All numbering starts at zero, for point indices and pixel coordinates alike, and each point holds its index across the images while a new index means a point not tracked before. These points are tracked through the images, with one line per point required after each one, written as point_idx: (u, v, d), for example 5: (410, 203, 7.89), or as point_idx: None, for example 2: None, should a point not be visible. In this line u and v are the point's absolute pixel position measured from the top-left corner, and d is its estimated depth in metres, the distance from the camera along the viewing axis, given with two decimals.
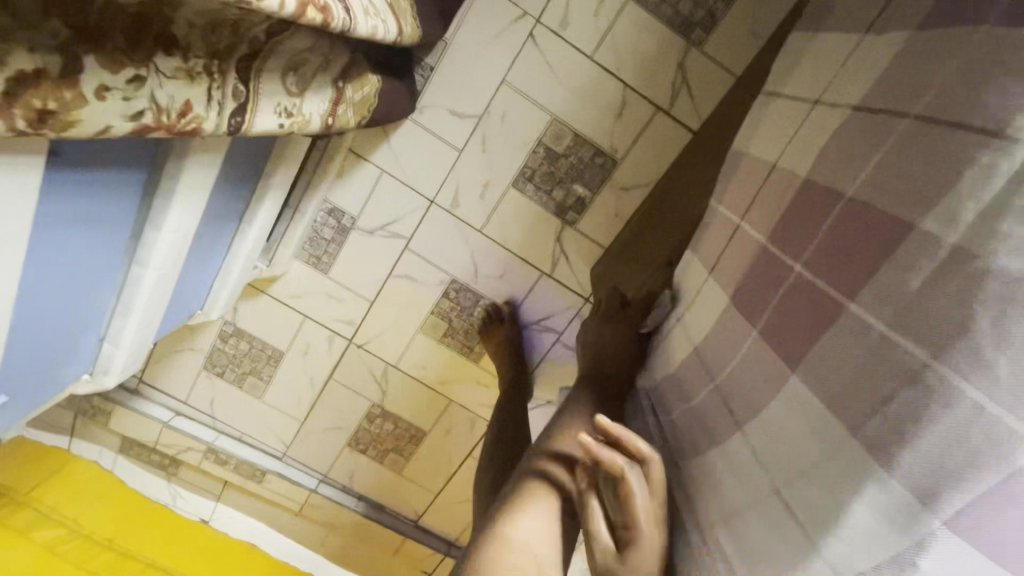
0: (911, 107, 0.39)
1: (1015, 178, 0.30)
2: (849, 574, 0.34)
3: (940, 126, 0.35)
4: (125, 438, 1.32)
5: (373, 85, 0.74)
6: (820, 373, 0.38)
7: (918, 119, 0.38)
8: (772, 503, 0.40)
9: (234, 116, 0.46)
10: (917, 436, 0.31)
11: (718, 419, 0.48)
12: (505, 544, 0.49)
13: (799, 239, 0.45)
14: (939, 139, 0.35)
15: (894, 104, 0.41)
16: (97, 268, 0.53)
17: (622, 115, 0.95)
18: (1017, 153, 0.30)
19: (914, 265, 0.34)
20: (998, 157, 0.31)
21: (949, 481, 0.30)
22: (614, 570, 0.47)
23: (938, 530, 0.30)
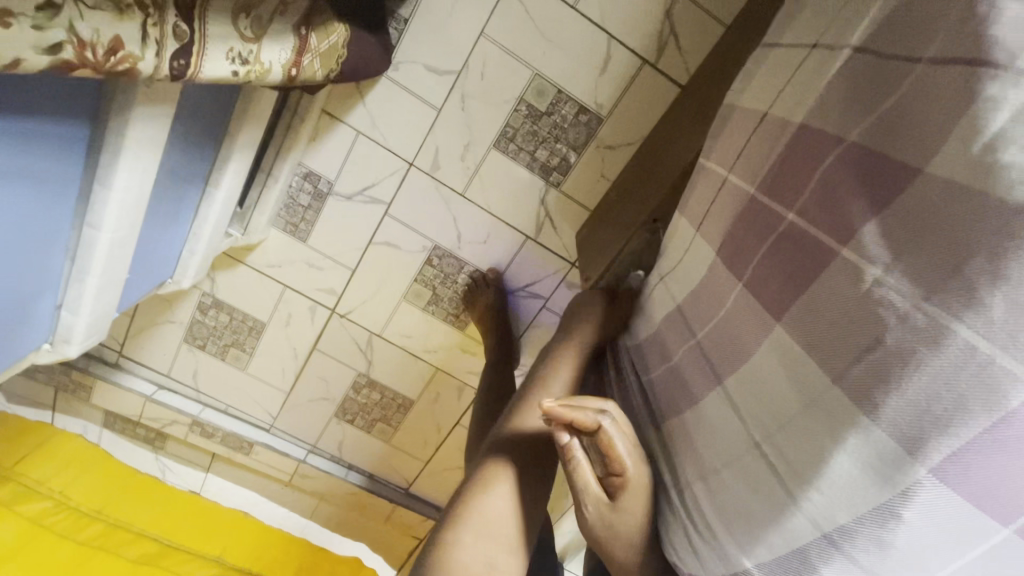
0: (923, 52, 0.34)
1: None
2: (830, 527, 0.33)
3: (958, 66, 0.31)
4: (107, 413, 1.30)
5: (340, 34, 0.69)
6: (805, 324, 0.36)
7: (933, 63, 0.33)
8: (749, 457, 0.38)
9: (177, 59, 0.43)
10: (904, 380, 0.29)
11: (696, 375, 0.45)
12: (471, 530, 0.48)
13: (791, 185, 0.40)
14: (952, 79, 0.31)
15: (905, 47, 0.35)
16: (41, 230, 0.50)
17: (607, 70, 0.91)
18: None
19: (906, 208, 0.31)
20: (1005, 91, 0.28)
21: (935, 427, 0.28)
22: (610, 518, 0.47)
23: (923, 479, 0.29)
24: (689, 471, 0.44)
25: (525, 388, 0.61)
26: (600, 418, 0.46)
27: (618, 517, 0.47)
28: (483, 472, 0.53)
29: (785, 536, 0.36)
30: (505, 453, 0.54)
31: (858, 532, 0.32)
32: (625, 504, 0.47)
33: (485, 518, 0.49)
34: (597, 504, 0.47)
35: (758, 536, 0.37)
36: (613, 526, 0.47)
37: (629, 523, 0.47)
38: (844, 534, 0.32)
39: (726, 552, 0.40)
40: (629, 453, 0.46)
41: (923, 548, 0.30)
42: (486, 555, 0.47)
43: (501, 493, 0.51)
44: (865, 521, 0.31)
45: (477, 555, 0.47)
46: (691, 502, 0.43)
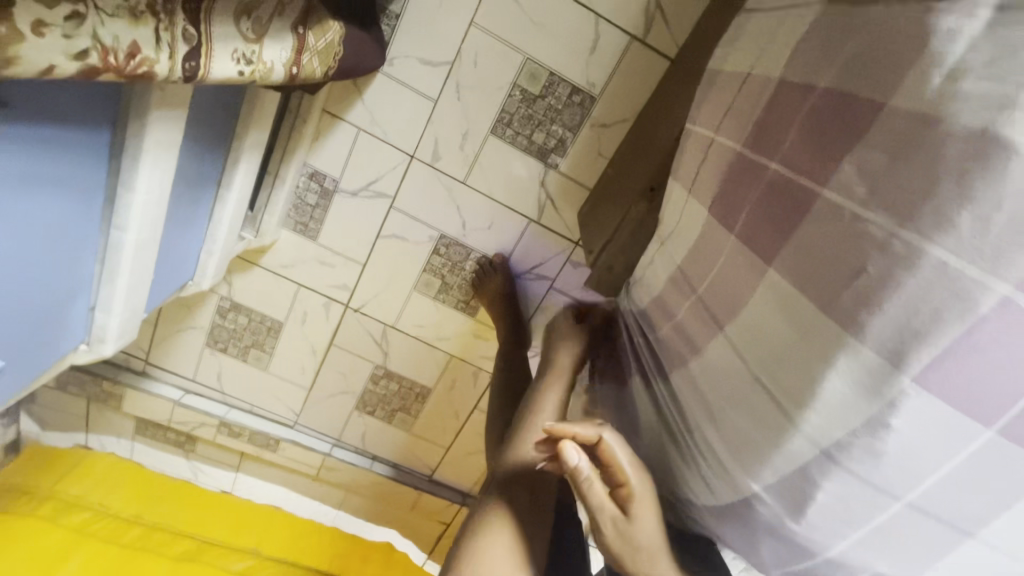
0: None
1: (984, 37, 0.28)
2: (828, 446, 0.31)
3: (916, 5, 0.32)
4: (138, 420, 1.33)
5: (336, 32, 0.72)
6: (795, 261, 0.35)
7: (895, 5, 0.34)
8: (750, 390, 0.36)
9: (188, 60, 0.46)
10: (886, 299, 0.29)
11: (698, 329, 0.44)
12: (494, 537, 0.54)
13: (772, 135, 0.42)
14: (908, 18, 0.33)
15: None
16: (72, 234, 0.53)
17: (596, 50, 0.93)
18: (981, 16, 0.29)
19: (860, 135, 0.34)
20: (962, 22, 0.29)
21: (913, 337, 0.28)
22: (626, 530, 0.46)
23: (907, 388, 0.28)
24: (677, 410, 0.45)
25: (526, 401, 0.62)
26: (600, 430, 0.47)
27: (633, 529, 0.46)
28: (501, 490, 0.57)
29: (785, 460, 0.33)
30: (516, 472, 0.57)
31: (853, 446, 0.30)
32: (638, 515, 0.46)
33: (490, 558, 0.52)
34: (613, 519, 0.46)
35: (761, 460, 0.35)
36: (631, 539, 0.46)
37: (647, 532, 0.45)
38: (841, 450, 0.31)
39: (731, 482, 0.38)
40: (630, 462, 0.46)
41: (911, 460, 0.30)
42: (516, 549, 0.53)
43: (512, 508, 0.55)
44: (858, 434, 0.30)
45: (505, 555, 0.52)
46: (686, 442, 0.43)
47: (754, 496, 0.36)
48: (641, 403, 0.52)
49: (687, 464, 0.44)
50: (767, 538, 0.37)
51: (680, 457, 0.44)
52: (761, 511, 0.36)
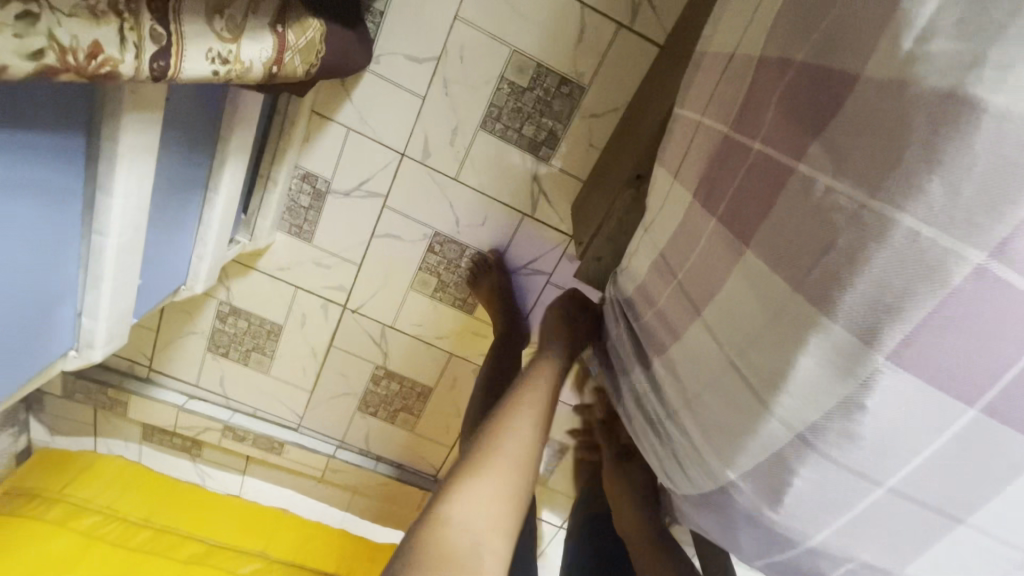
0: None
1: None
2: (801, 429, 0.29)
3: None
4: (145, 426, 1.34)
5: (316, 29, 0.71)
6: (771, 240, 0.34)
7: None
8: (725, 375, 0.34)
9: (156, 60, 0.45)
10: (857, 273, 0.27)
11: (677, 314, 0.43)
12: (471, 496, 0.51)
13: (754, 115, 0.41)
14: None
15: None
16: (50, 239, 0.53)
17: (583, 39, 0.92)
18: None
19: (834, 107, 0.32)
20: None
21: (886, 313, 0.26)
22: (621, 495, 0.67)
23: (881, 366, 0.27)
24: (656, 398, 0.43)
25: (512, 391, 0.64)
26: None
27: None
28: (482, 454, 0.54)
29: (759, 446, 0.32)
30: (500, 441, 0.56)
31: (828, 429, 0.29)
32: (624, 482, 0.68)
33: (481, 502, 0.50)
34: None
35: (736, 447, 0.33)
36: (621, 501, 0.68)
37: None
38: (816, 434, 0.29)
39: (708, 470, 0.36)
40: None
41: (890, 444, 0.28)
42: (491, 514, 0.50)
43: (493, 473, 0.53)
44: (834, 417, 0.28)
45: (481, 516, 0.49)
46: (664, 431, 0.42)
47: (730, 484, 0.34)
48: (625, 394, 0.50)
49: (666, 453, 0.42)
50: (747, 526, 0.35)
51: (659, 447, 0.43)
52: (740, 499, 0.34)
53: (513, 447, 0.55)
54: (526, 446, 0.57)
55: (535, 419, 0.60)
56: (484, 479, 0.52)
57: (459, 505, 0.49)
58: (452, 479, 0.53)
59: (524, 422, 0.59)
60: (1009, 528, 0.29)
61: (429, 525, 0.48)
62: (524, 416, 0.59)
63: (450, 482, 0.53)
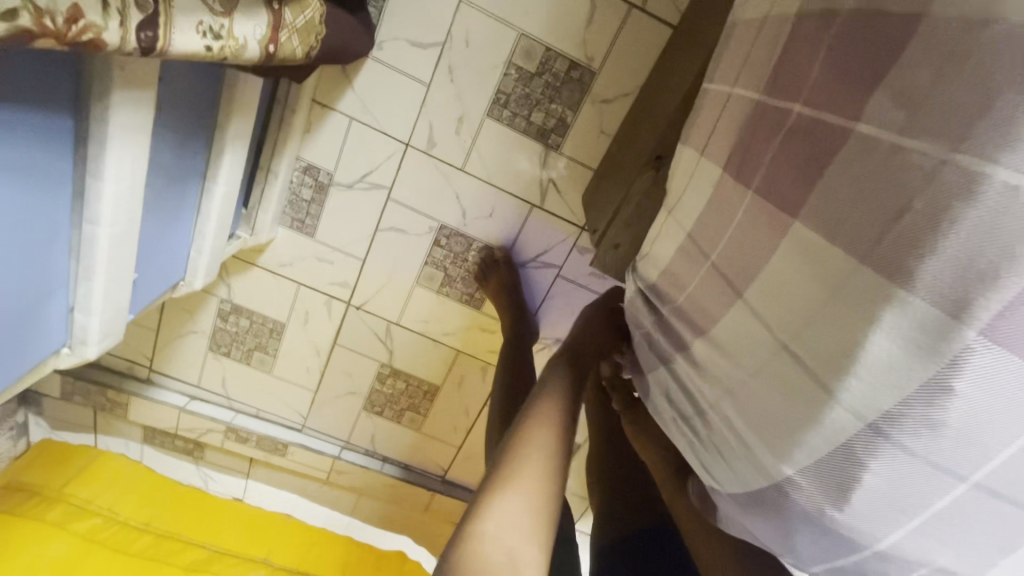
0: None
1: None
2: (874, 419, 0.26)
3: None
4: (146, 428, 1.31)
5: (316, 9, 0.68)
6: (825, 208, 0.30)
7: None
8: (775, 360, 0.31)
9: (142, 30, 0.42)
10: (941, 238, 0.24)
11: (711, 297, 0.39)
12: (500, 524, 0.48)
13: (794, 76, 0.37)
14: None
15: None
16: (36, 229, 0.50)
17: (593, 20, 0.88)
18: None
19: (896, 55, 0.29)
20: None
21: (978, 281, 0.23)
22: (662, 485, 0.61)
23: (974, 343, 0.23)
24: (689, 389, 0.40)
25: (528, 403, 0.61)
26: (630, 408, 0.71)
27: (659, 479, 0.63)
28: (504, 476, 0.51)
29: (823, 439, 0.28)
30: (521, 460, 0.53)
31: (906, 417, 0.25)
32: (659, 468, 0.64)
33: (510, 516, 0.48)
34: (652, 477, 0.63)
35: (792, 439, 0.29)
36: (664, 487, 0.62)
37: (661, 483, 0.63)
38: (892, 423, 0.26)
39: (757, 465, 0.32)
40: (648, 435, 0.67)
41: (980, 433, 0.24)
42: (523, 540, 0.47)
43: (518, 497, 0.50)
44: (914, 402, 0.25)
45: (513, 544, 0.47)
46: (700, 426, 0.38)
47: (786, 481, 0.30)
48: (652, 388, 0.47)
49: (703, 448, 0.38)
50: (804, 531, 0.31)
51: (694, 442, 0.39)
52: (797, 499, 0.30)
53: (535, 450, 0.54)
54: (549, 460, 0.53)
55: (554, 430, 0.57)
56: (512, 491, 0.50)
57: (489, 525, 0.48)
58: (480, 496, 0.51)
59: (542, 436, 0.55)
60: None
61: (460, 550, 0.47)
62: (542, 418, 0.57)
63: (480, 496, 0.51)
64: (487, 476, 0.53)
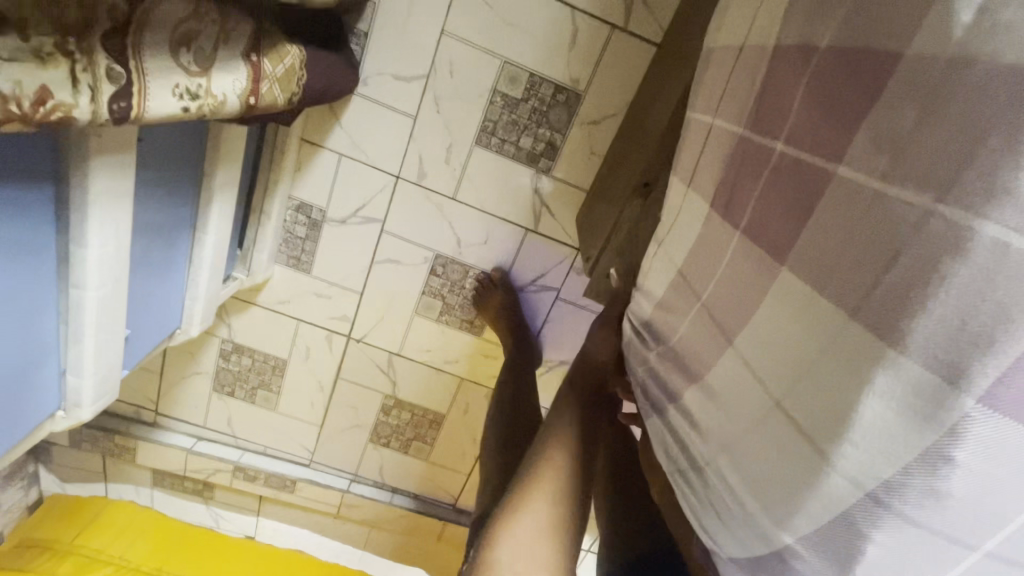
0: None
1: None
2: (874, 488, 0.24)
3: None
4: (155, 470, 1.29)
5: (296, 55, 0.68)
6: (811, 255, 0.29)
7: None
8: (769, 420, 0.29)
9: (115, 101, 0.42)
10: (930, 296, 0.23)
11: (701, 342, 0.38)
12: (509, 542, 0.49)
13: (775, 112, 0.36)
14: None
15: None
16: (22, 299, 0.50)
17: (576, 44, 0.88)
18: None
19: (875, 96, 0.28)
20: None
21: (974, 344, 0.21)
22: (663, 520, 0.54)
23: (972, 412, 0.21)
24: (683, 438, 0.38)
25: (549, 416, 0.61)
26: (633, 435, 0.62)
27: None
28: (521, 492, 0.52)
29: (821, 506, 0.26)
30: (538, 474, 0.54)
31: (907, 487, 0.23)
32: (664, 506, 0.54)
33: (523, 537, 0.49)
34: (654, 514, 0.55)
35: (790, 504, 0.28)
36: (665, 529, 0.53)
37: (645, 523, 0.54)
38: (892, 493, 0.24)
39: (758, 527, 0.30)
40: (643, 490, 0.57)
41: (992, 507, 0.22)
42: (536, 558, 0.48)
43: (532, 514, 0.50)
44: (913, 472, 0.23)
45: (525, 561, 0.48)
46: (696, 480, 0.36)
47: (788, 549, 0.28)
48: (650, 430, 0.45)
49: (701, 504, 0.37)
50: None
51: (691, 496, 0.37)
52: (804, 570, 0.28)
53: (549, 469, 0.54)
54: (562, 474, 0.54)
55: (569, 443, 0.57)
56: (527, 508, 0.51)
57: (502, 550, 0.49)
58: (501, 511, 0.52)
59: (558, 450, 0.56)
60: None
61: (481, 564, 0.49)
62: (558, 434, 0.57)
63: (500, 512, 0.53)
64: (506, 490, 0.55)
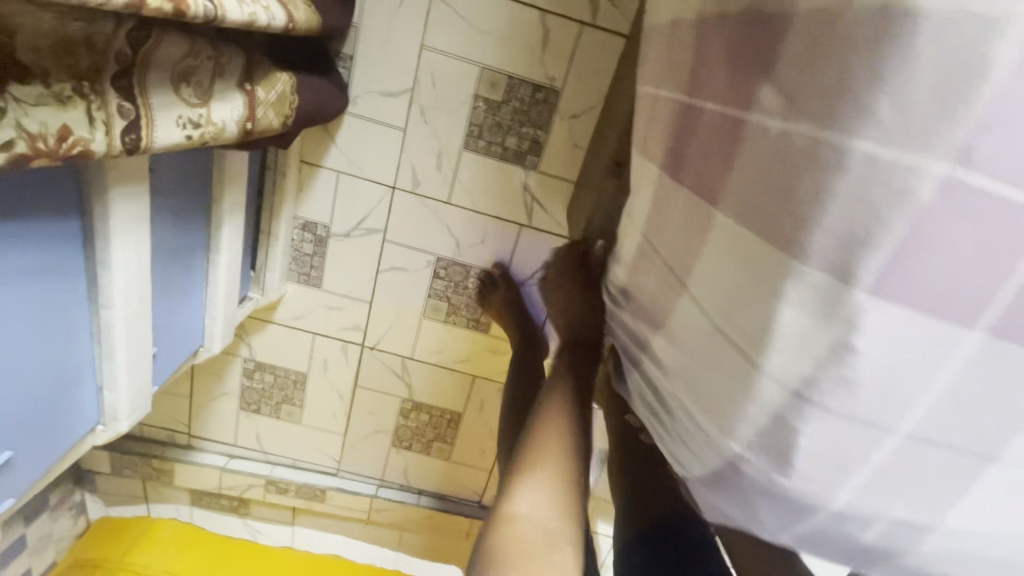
0: None
1: None
2: (796, 385, 0.27)
3: None
4: (192, 490, 1.34)
5: (287, 82, 0.73)
6: (736, 195, 0.33)
7: None
8: (716, 346, 0.33)
9: (127, 133, 0.47)
10: (821, 210, 0.26)
11: (662, 293, 0.41)
12: (519, 511, 0.50)
13: (703, 77, 0.40)
14: None
15: None
16: (58, 320, 0.55)
17: (548, 44, 0.92)
18: None
19: (773, 49, 0.31)
20: None
21: (857, 246, 0.25)
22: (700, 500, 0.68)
23: (862, 303, 0.25)
24: (655, 382, 0.42)
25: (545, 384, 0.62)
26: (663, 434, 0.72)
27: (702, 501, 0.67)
28: (525, 463, 0.53)
29: (758, 411, 0.29)
30: (540, 442, 0.55)
31: (822, 380, 0.26)
32: None
33: (532, 505, 0.51)
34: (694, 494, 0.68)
35: (735, 415, 0.31)
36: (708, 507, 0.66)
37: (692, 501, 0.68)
38: (812, 387, 0.27)
39: (713, 444, 0.33)
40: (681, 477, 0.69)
41: (890, 384, 0.26)
42: (546, 523, 0.50)
43: (537, 483, 0.52)
44: (824, 365, 0.26)
45: (537, 527, 0.49)
46: (666, 417, 0.39)
47: (737, 457, 0.31)
48: (631, 385, 0.49)
49: (671, 438, 0.40)
50: (764, 503, 0.31)
51: (664, 432, 0.40)
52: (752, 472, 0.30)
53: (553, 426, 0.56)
54: (563, 439, 0.55)
55: (566, 410, 0.58)
56: (532, 477, 0.52)
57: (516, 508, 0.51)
58: (507, 480, 0.53)
59: (557, 418, 0.57)
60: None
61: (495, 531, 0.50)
62: (555, 403, 0.59)
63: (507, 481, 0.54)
64: (510, 460, 0.55)
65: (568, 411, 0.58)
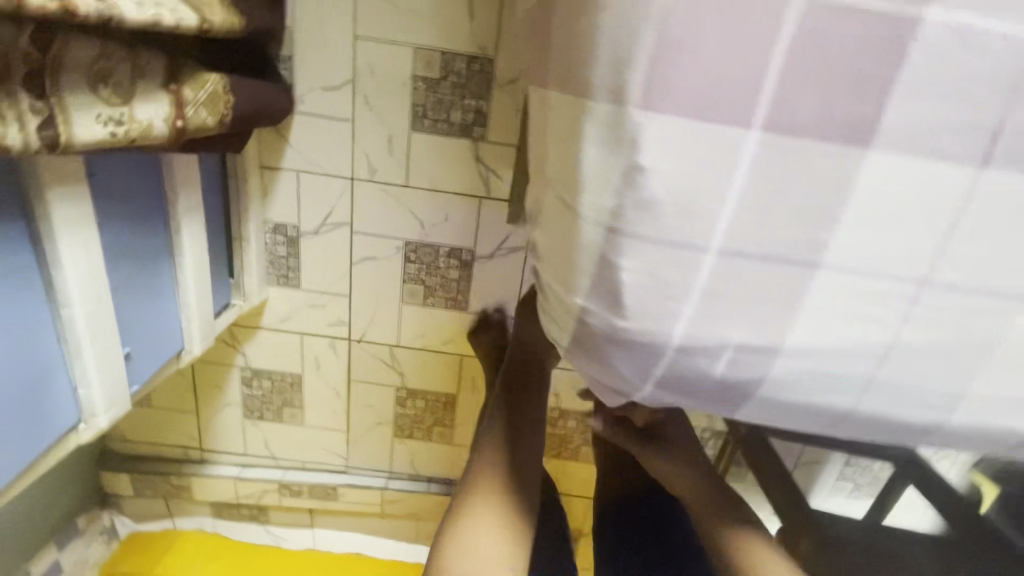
0: None
1: None
2: (606, 221, 0.29)
3: None
4: (212, 503, 1.39)
5: (218, 82, 0.75)
6: (556, 65, 0.33)
7: None
8: (558, 213, 0.34)
9: (42, 129, 0.52)
10: (597, 44, 0.28)
11: (539, 191, 0.42)
12: (463, 549, 0.63)
13: None
14: None
15: None
16: (17, 321, 0.59)
17: (475, 14, 0.94)
18: None
19: None
20: None
21: (624, 66, 0.27)
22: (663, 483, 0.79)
23: (638, 118, 0.27)
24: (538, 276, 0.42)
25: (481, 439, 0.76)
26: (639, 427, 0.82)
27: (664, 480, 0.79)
28: (468, 511, 0.66)
29: (587, 258, 0.31)
30: (481, 492, 0.68)
31: (625, 207, 0.28)
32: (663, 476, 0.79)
33: (474, 545, 0.63)
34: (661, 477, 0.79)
35: (573, 270, 0.32)
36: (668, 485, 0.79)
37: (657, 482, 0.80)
38: (618, 218, 0.29)
39: (565, 309, 0.34)
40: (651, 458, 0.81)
41: (684, 198, 0.28)
42: (486, 559, 0.62)
43: (479, 527, 0.64)
44: (622, 190, 0.28)
45: (479, 562, 0.62)
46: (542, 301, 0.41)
47: (583, 312, 0.32)
48: None
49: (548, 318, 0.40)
50: (616, 354, 0.32)
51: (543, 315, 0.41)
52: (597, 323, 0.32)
53: (487, 482, 0.69)
54: (496, 486, 0.69)
55: (499, 460, 0.71)
56: (473, 523, 0.65)
57: (457, 550, 0.62)
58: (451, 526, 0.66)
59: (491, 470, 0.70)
60: (845, 254, 0.30)
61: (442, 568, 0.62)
62: (489, 456, 0.72)
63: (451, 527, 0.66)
64: (453, 509, 0.68)
65: (500, 460, 0.71)
